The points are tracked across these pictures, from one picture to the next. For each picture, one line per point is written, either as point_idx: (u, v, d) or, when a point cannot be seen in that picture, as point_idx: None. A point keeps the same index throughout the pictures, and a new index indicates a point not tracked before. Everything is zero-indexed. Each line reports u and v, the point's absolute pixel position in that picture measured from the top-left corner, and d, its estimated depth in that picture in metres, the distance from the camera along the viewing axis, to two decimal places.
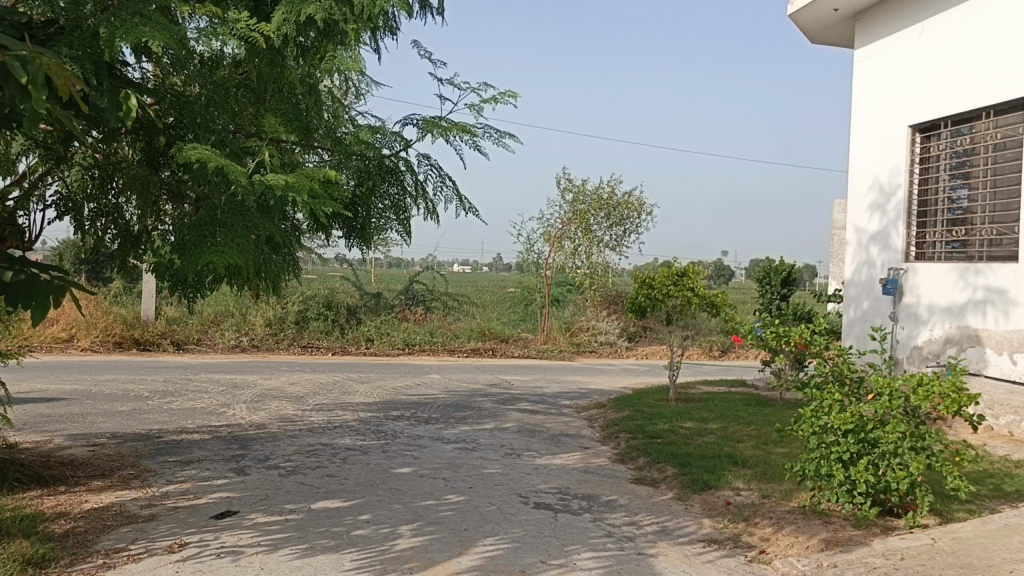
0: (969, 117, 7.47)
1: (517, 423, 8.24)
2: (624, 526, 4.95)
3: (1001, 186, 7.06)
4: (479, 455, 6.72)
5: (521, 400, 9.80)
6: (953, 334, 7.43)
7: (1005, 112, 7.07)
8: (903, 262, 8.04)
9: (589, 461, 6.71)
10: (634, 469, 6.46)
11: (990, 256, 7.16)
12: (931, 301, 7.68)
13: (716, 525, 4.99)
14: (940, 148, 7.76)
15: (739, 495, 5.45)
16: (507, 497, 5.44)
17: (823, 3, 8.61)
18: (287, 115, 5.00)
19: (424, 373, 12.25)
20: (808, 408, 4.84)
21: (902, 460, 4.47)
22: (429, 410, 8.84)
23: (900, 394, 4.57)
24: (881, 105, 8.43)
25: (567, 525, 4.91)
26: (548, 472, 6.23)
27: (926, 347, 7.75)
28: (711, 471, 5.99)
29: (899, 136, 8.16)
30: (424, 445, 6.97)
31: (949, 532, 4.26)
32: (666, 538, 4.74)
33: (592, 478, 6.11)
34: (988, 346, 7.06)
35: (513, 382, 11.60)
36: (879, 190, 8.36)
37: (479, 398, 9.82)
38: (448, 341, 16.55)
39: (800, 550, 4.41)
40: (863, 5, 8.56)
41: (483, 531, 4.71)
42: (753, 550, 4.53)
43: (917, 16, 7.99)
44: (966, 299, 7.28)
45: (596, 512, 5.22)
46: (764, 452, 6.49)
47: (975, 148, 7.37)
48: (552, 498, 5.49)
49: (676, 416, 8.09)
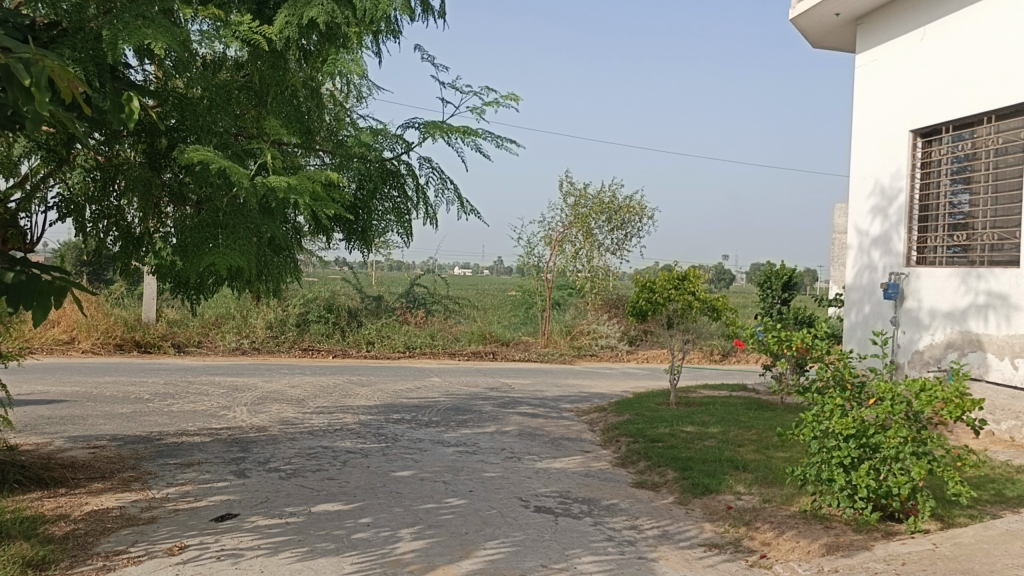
0: (970, 122, 7.47)
1: (517, 426, 8.24)
2: (624, 530, 4.95)
3: (1003, 191, 7.06)
4: (480, 458, 6.72)
5: (521, 404, 9.79)
6: (954, 339, 7.43)
7: (1006, 117, 7.08)
8: (904, 266, 8.04)
9: (589, 465, 6.70)
10: (635, 473, 6.46)
11: (991, 260, 7.16)
12: (932, 306, 7.68)
13: (717, 529, 4.98)
14: (942, 153, 7.77)
15: (739, 500, 5.45)
16: (507, 501, 5.44)
17: (824, 7, 8.63)
18: (288, 117, 5.08)
19: (424, 377, 12.25)
20: (809, 413, 4.86)
21: (903, 465, 4.47)
22: (430, 413, 8.84)
23: (902, 399, 4.57)
24: (882, 109, 8.43)
25: (568, 529, 4.90)
26: (549, 476, 6.23)
27: (928, 351, 7.74)
28: (712, 475, 5.99)
29: (900, 141, 8.16)
30: (424, 448, 6.97)
31: (950, 537, 4.26)
32: (667, 542, 4.74)
33: (592, 482, 6.10)
34: (989, 351, 7.04)
35: (514, 386, 11.60)
36: (880, 194, 8.36)
37: (479, 401, 9.82)
38: (448, 344, 16.56)
39: (801, 554, 4.41)
40: (865, 10, 8.58)
41: (484, 534, 4.70)
42: (754, 555, 4.52)
43: (919, 21, 8.00)
44: (967, 303, 7.28)
45: (597, 516, 5.22)
46: (765, 456, 6.48)
47: (977, 152, 7.38)
48: (553, 502, 5.49)
49: (676, 420, 8.08)
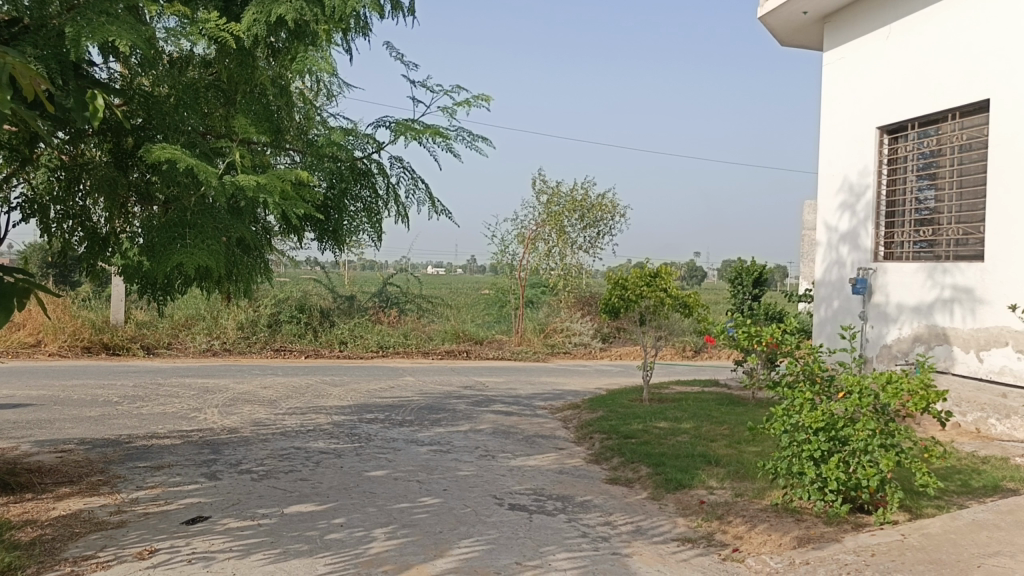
0: (935, 119, 7.59)
1: (492, 424, 8.24)
2: (598, 526, 4.96)
3: (968, 186, 7.18)
4: (454, 456, 6.71)
5: (495, 402, 9.80)
6: (920, 334, 7.55)
7: (971, 114, 7.21)
8: (872, 262, 8.16)
9: (564, 462, 6.72)
10: (608, 469, 6.48)
11: (956, 255, 7.26)
12: (899, 301, 7.79)
13: (690, 524, 5.02)
14: (907, 149, 7.88)
15: (712, 494, 5.49)
16: (481, 499, 5.44)
17: (792, 6, 8.73)
18: (258, 116, 4.97)
19: (398, 376, 12.21)
20: (780, 407, 4.89)
21: (872, 457, 4.54)
22: (404, 412, 8.81)
23: (870, 392, 4.63)
24: (849, 106, 8.55)
25: (542, 526, 4.91)
26: (523, 473, 6.24)
27: (895, 346, 7.88)
28: (685, 471, 6.03)
29: (867, 138, 8.27)
30: (398, 448, 6.94)
31: (918, 528, 4.32)
32: (641, 537, 4.76)
33: (567, 479, 6.12)
34: (955, 345, 7.19)
35: (488, 384, 11.60)
36: (848, 190, 8.47)
37: (453, 400, 9.80)
38: (422, 343, 16.50)
39: (773, 547, 4.45)
40: (832, 9, 8.69)
41: (458, 533, 4.70)
42: (727, 548, 4.56)
43: (884, 19, 8.12)
44: (933, 298, 7.39)
45: (571, 513, 5.23)
46: (737, 451, 6.54)
47: (942, 148, 7.48)
48: (527, 500, 5.49)
49: (650, 416, 8.13)
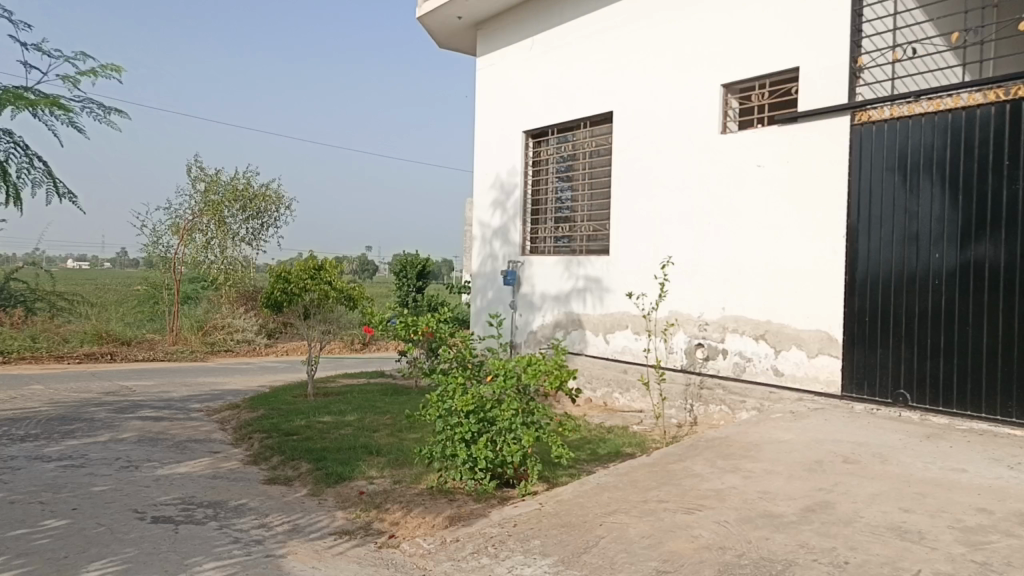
0: (570, 126, 8.41)
1: (137, 432, 7.51)
2: (252, 530, 4.75)
3: (597, 188, 8.06)
4: (89, 471, 5.99)
5: (143, 407, 8.96)
6: (560, 319, 8.32)
7: (599, 123, 8.07)
8: (520, 255, 8.89)
9: (219, 466, 6.34)
10: (267, 469, 6.24)
11: (589, 249, 8.12)
12: (543, 290, 8.54)
13: (349, 516, 5.01)
14: (549, 153, 8.68)
15: (371, 484, 5.54)
16: (119, 515, 4.91)
17: (447, 10, 9.13)
18: None
19: (22, 385, 10.63)
20: (434, 394, 5.06)
21: (516, 434, 4.90)
22: (27, 426, 7.68)
23: (514, 373, 4.95)
24: (501, 110, 9.22)
25: (190, 537, 4.57)
26: (171, 482, 5.76)
27: (540, 331, 8.63)
28: (345, 463, 6.01)
29: (516, 140, 8.97)
30: (17, 468, 6.02)
31: (554, 496, 4.73)
32: (297, 535, 4.65)
33: (221, 484, 5.77)
34: (587, 329, 8.00)
35: (135, 388, 10.58)
36: (500, 188, 9.19)
37: (91, 408, 8.78)
38: (55, 346, 14.55)
39: (427, 529, 4.59)
40: (483, 16, 9.25)
41: (88, 556, 4.19)
42: (383, 536, 4.63)
43: (528, 31, 8.81)
44: (570, 288, 8.18)
45: (223, 519, 4.94)
46: (397, 439, 6.70)
47: (576, 153, 8.32)
48: (174, 510, 5.08)
49: (313, 411, 8.00)
